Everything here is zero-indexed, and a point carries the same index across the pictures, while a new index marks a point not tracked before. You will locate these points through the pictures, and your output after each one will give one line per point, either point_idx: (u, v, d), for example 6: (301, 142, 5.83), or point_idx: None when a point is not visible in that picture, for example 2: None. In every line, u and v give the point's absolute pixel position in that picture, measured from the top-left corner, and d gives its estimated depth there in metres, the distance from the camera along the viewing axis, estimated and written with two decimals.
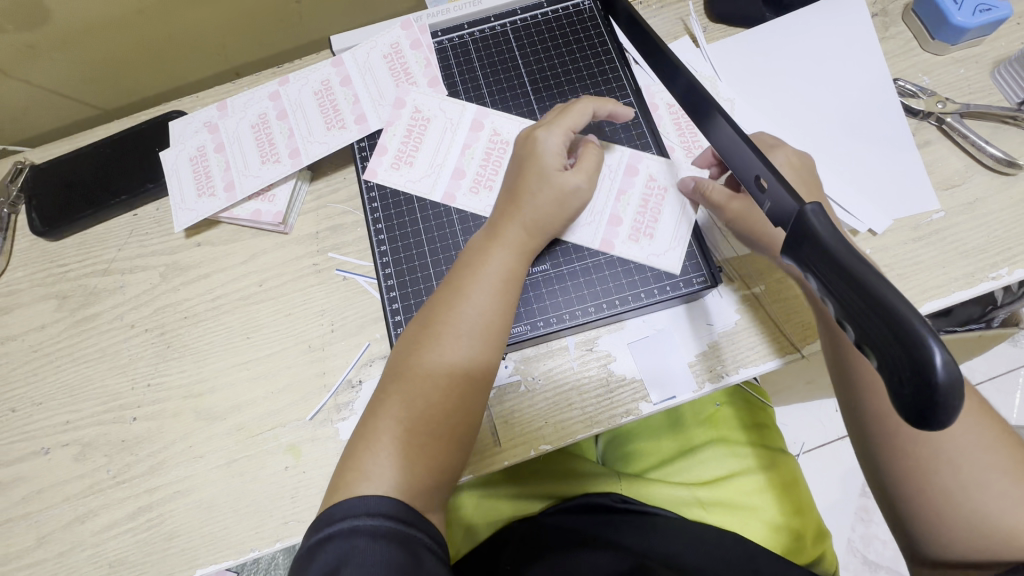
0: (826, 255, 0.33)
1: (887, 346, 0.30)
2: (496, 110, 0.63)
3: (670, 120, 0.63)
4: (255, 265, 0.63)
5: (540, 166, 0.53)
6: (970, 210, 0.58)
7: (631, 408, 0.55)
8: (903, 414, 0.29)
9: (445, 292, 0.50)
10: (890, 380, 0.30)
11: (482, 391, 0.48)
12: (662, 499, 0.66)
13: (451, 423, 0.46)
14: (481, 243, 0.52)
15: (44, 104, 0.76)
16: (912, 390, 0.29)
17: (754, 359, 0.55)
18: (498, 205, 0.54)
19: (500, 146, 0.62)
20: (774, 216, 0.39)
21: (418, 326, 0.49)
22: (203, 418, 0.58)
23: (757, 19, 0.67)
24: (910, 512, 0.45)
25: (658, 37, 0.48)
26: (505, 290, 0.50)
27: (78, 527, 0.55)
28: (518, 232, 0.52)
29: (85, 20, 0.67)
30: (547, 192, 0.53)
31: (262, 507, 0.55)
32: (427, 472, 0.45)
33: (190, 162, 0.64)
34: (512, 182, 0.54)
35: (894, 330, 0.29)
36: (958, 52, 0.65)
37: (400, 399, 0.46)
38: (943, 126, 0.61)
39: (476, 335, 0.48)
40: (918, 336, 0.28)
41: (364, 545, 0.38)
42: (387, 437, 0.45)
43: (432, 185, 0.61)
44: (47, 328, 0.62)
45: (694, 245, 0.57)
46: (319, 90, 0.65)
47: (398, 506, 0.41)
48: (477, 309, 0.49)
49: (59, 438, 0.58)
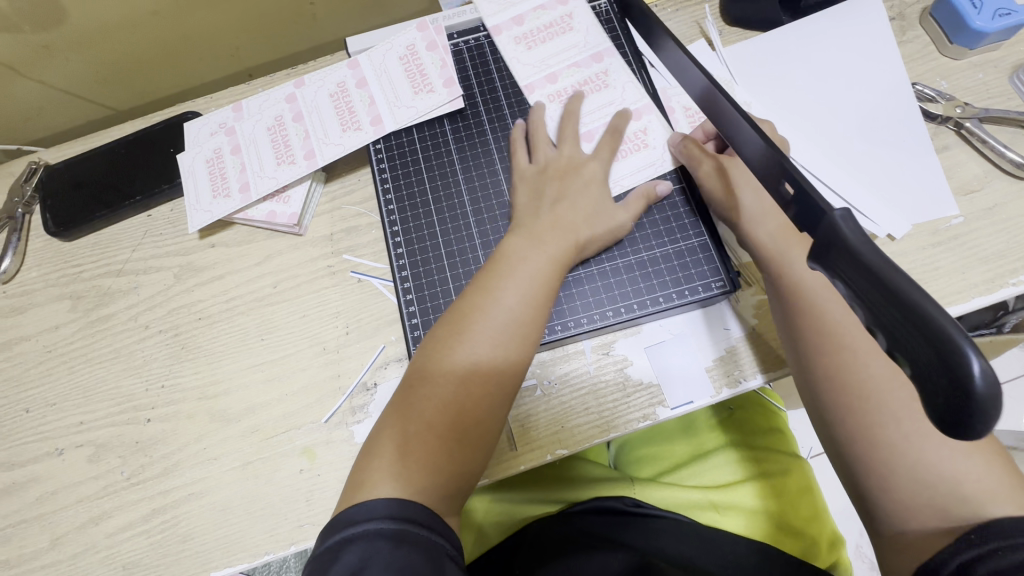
0: (855, 259, 0.33)
1: (922, 354, 0.29)
2: (578, 7, 0.66)
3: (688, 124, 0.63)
4: (270, 266, 0.63)
5: (594, 189, 0.56)
6: (990, 215, 0.58)
7: (648, 412, 0.55)
8: (935, 421, 0.29)
9: (475, 296, 0.50)
10: (924, 387, 0.30)
11: (511, 398, 0.48)
12: (674, 502, 0.65)
13: (479, 429, 0.46)
14: (517, 249, 0.53)
15: (57, 105, 0.76)
16: (948, 399, 0.28)
17: (773, 364, 0.55)
18: (541, 215, 0.55)
19: (563, 24, 0.65)
20: (799, 219, 0.38)
21: (446, 327, 0.49)
22: (218, 420, 0.57)
23: (774, 22, 0.66)
24: (863, 474, 0.46)
25: (661, 25, 0.51)
26: (538, 296, 0.50)
27: (92, 528, 0.55)
28: (564, 245, 0.53)
29: (100, 20, 0.67)
30: (600, 218, 0.55)
31: (277, 510, 0.54)
32: (449, 477, 0.45)
33: (205, 163, 0.64)
34: (558, 197, 0.56)
35: (928, 339, 0.29)
36: (976, 56, 0.64)
37: (426, 405, 0.46)
38: (961, 131, 0.61)
39: (511, 341, 0.48)
40: (955, 343, 0.28)
41: (388, 548, 0.38)
42: (417, 437, 0.45)
43: (526, 72, 0.64)
44: (62, 329, 0.62)
45: (713, 250, 0.57)
46: (335, 91, 0.65)
47: (417, 510, 0.41)
48: (513, 318, 0.49)
49: (74, 439, 0.58)
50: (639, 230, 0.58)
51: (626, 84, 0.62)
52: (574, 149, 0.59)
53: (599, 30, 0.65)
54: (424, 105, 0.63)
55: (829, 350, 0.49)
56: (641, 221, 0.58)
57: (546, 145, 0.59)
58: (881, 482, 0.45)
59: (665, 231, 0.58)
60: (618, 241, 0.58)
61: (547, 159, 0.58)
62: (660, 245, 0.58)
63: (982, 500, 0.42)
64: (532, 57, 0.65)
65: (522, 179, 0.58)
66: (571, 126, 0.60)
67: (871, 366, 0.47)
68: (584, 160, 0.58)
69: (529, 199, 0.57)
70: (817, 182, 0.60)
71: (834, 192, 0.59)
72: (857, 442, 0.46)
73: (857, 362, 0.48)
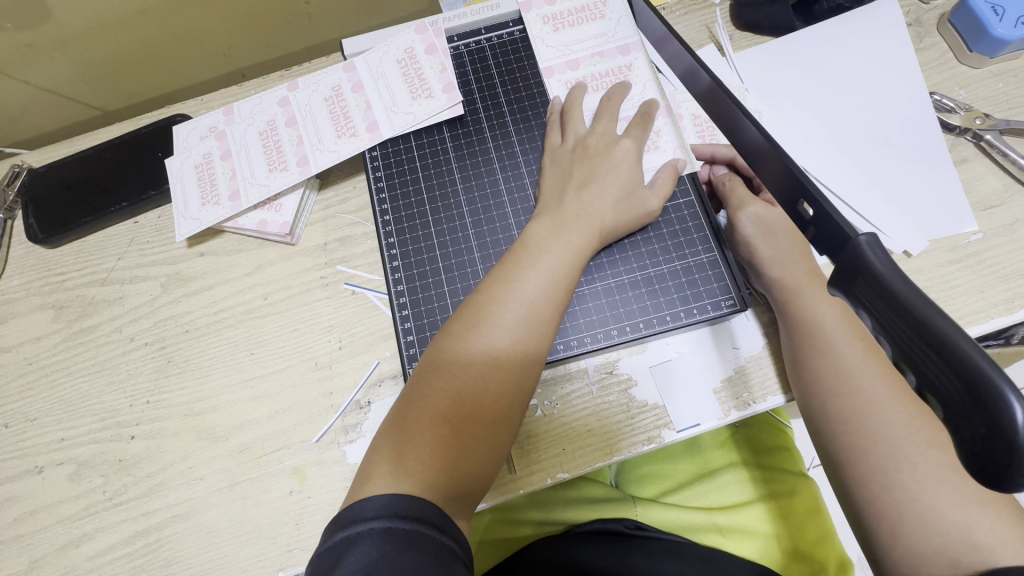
0: (882, 291, 0.30)
1: (956, 394, 0.26)
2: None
3: (696, 134, 0.61)
4: (260, 277, 0.60)
5: (624, 171, 0.54)
6: (1010, 232, 0.56)
7: (654, 435, 0.52)
8: (975, 474, 0.26)
9: (489, 287, 0.48)
10: (958, 435, 0.27)
11: (524, 397, 0.46)
12: (677, 524, 0.63)
13: (486, 432, 0.44)
14: (538, 236, 0.50)
15: (43, 105, 0.73)
16: (987, 446, 0.25)
17: (783, 387, 0.53)
18: (567, 201, 0.53)
19: (595, 9, 0.63)
20: (820, 242, 0.36)
21: (460, 319, 0.47)
22: (205, 438, 0.55)
23: (786, 27, 0.64)
24: (873, 519, 0.45)
25: (662, 17, 0.49)
26: (558, 291, 0.48)
27: (72, 551, 0.53)
28: (591, 234, 0.51)
29: (86, 18, 0.64)
30: (620, 203, 0.53)
31: (266, 534, 0.52)
32: (453, 482, 0.42)
33: (195, 169, 0.62)
34: (586, 178, 0.53)
35: (962, 381, 0.26)
36: (996, 65, 0.62)
37: (431, 398, 0.44)
38: (981, 143, 0.59)
39: (524, 336, 0.46)
40: (993, 389, 0.25)
41: (396, 552, 0.36)
42: (423, 433, 0.42)
43: (548, 53, 0.62)
44: (43, 340, 0.60)
45: (723, 266, 0.55)
46: (330, 96, 0.62)
47: (429, 510, 0.39)
48: (527, 312, 0.46)
49: (55, 456, 0.56)
50: (646, 245, 0.56)
51: (646, 83, 0.60)
52: (608, 126, 0.56)
53: (630, 23, 0.62)
54: (420, 113, 0.60)
55: (842, 397, 0.48)
56: (648, 235, 0.56)
57: (580, 123, 0.57)
58: (891, 528, 0.44)
59: (673, 246, 0.56)
60: (623, 255, 0.56)
61: (579, 139, 0.56)
62: (667, 261, 0.55)
63: (998, 550, 0.41)
64: (557, 38, 0.62)
65: (553, 160, 0.56)
66: (608, 108, 0.57)
67: (881, 418, 0.46)
68: (616, 139, 0.55)
69: (556, 185, 0.55)
70: (832, 197, 0.58)
71: (852, 209, 0.57)
72: (867, 487, 0.46)
73: (864, 409, 0.47)
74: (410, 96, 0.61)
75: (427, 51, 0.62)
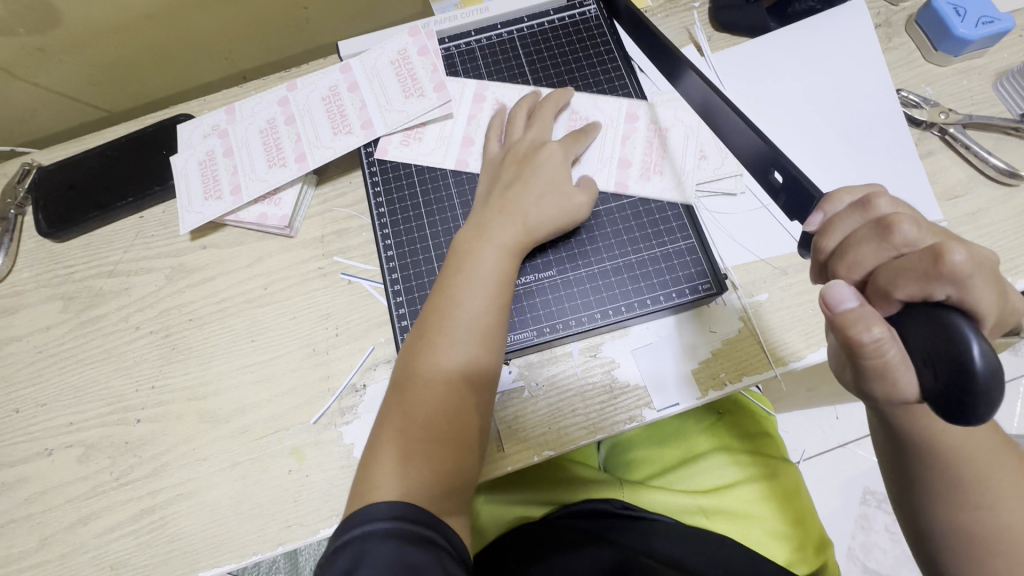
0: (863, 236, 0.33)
1: (934, 342, 0.28)
2: (494, 81, 0.66)
3: (640, 161, 0.61)
4: (261, 268, 0.63)
5: (549, 169, 0.56)
6: (974, 220, 0.59)
7: (635, 414, 0.55)
8: (927, 402, 0.29)
9: (434, 298, 0.51)
10: (922, 369, 0.29)
11: (483, 392, 0.49)
12: (662, 505, 0.65)
13: (473, 429, 0.48)
14: (471, 241, 0.54)
15: (51, 106, 0.76)
16: (949, 381, 0.28)
17: (757, 366, 0.55)
18: (490, 202, 0.56)
19: (504, 113, 0.65)
20: (790, 206, 0.43)
21: (417, 333, 0.50)
22: (208, 421, 0.58)
23: (761, 28, 0.67)
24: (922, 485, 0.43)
25: (643, 15, 0.56)
26: (497, 290, 0.51)
27: (81, 528, 0.55)
28: (512, 228, 0.54)
29: (94, 23, 0.67)
30: (551, 198, 0.55)
31: (266, 510, 0.55)
32: (451, 475, 0.45)
33: (198, 165, 0.64)
34: (513, 179, 0.56)
35: (928, 319, 0.29)
36: (961, 63, 0.65)
37: (413, 416, 0.47)
38: (945, 137, 0.62)
39: (471, 337, 0.49)
40: (954, 329, 0.28)
41: (375, 548, 0.38)
42: (391, 443, 0.45)
43: None
44: (52, 329, 0.62)
45: (700, 253, 0.58)
46: (327, 96, 0.65)
47: (408, 509, 0.41)
48: (473, 318, 0.50)
49: (63, 439, 0.58)
50: (628, 233, 0.59)
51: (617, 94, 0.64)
52: (538, 133, 0.59)
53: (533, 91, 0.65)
54: (426, 147, 0.64)
55: (960, 504, 0.41)
56: (629, 223, 0.59)
57: (517, 130, 0.61)
58: (938, 489, 0.42)
59: (652, 234, 0.59)
60: (605, 244, 0.58)
61: (511, 145, 0.59)
62: (648, 248, 0.58)
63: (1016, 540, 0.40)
64: None
65: (488, 166, 0.60)
66: (545, 115, 0.61)
67: (989, 505, 0.41)
68: (544, 142, 0.58)
69: (488, 187, 0.58)
70: None
71: None
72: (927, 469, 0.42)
73: (985, 501, 0.41)
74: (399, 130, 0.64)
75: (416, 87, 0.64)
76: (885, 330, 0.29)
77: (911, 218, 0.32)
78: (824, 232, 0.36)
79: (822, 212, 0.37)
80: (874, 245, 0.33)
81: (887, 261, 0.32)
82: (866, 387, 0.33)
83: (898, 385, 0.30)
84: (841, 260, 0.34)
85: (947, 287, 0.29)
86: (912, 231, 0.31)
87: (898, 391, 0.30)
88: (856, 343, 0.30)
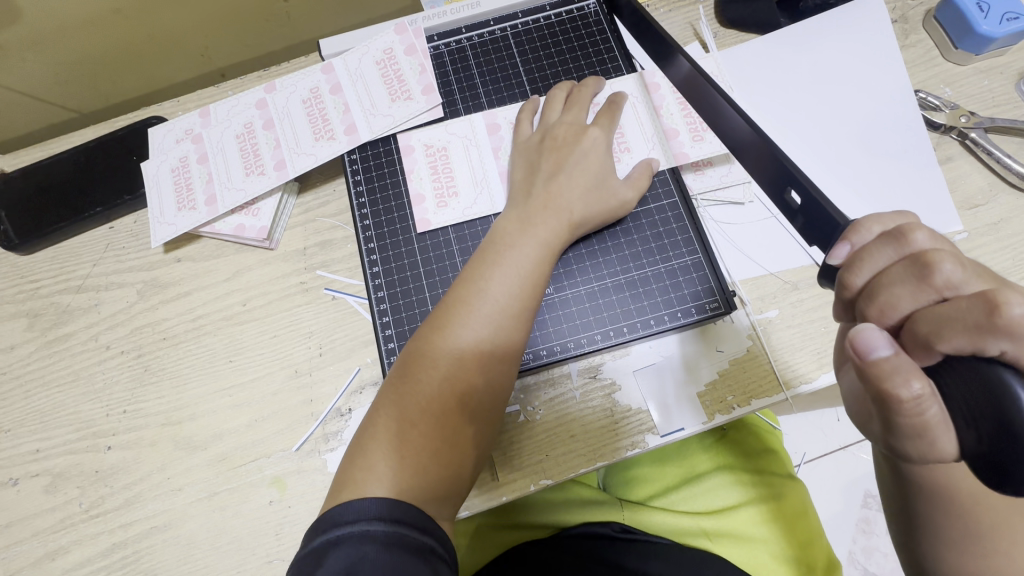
0: (903, 276, 0.30)
1: (979, 400, 0.25)
2: (500, 108, 0.60)
3: (684, 125, 0.57)
4: (239, 282, 0.59)
5: (594, 160, 0.53)
6: (995, 230, 0.55)
7: (637, 441, 0.52)
8: (968, 464, 0.26)
9: (460, 288, 0.48)
10: (965, 429, 0.26)
11: (499, 397, 0.46)
12: (663, 526, 0.62)
13: (470, 451, 0.44)
14: (513, 231, 0.50)
15: (15, 106, 0.72)
16: (996, 447, 0.24)
17: (767, 389, 0.52)
18: (534, 194, 0.52)
19: None
20: (808, 230, 0.39)
21: (431, 325, 0.47)
22: (183, 448, 0.54)
23: (770, 24, 0.63)
24: (932, 532, 0.40)
25: (644, 10, 0.53)
26: (527, 284, 0.48)
27: (49, 564, 0.52)
28: (558, 225, 0.51)
29: (57, 19, 0.63)
30: (600, 197, 0.53)
31: (245, 544, 0.51)
32: (450, 483, 0.42)
33: (171, 172, 0.60)
34: (555, 170, 0.53)
35: (972, 373, 0.26)
36: (981, 61, 0.61)
37: (409, 410, 0.43)
38: (965, 141, 0.58)
39: (496, 337, 0.46)
40: (1002, 386, 0.24)
41: (358, 554, 0.35)
42: (384, 438, 0.42)
43: None
44: (17, 349, 0.58)
45: (707, 270, 0.55)
46: (307, 98, 0.61)
47: (386, 507, 0.37)
48: (496, 316, 0.46)
49: (29, 468, 0.55)
50: (629, 248, 0.56)
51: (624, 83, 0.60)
52: (576, 117, 0.56)
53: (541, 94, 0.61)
54: (465, 199, 0.57)
55: (975, 554, 0.38)
56: (631, 237, 0.56)
57: (553, 112, 0.57)
58: (951, 536, 0.39)
59: (656, 249, 0.56)
60: (607, 260, 0.55)
61: (547, 129, 0.56)
62: (651, 263, 0.55)
63: None
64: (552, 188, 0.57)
65: (521, 153, 0.56)
66: (578, 102, 0.57)
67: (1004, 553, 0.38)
68: (584, 127, 0.55)
69: (526, 175, 0.54)
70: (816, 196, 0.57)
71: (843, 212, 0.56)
72: (941, 515, 0.39)
73: (998, 548, 0.38)
74: (403, 132, 0.60)
75: (421, 131, 0.60)
76: (925, 386, 0.26)
77: (953, 256, 0.29)
78: (850, 266, 0.33)
79: (849, 243, 0.34)
80: (910, 286, 0.30)
81: (927, 305, 0.29)
82: (896, 443, 0.29)
83: (935, 444, 0.27)
84: (871, 301, 0.31)
85: (1002, 341, 0.25)
86: (954, 272, 0.28)
87: (934, 450, 0.27)
88: (892, 399, 0.27)
